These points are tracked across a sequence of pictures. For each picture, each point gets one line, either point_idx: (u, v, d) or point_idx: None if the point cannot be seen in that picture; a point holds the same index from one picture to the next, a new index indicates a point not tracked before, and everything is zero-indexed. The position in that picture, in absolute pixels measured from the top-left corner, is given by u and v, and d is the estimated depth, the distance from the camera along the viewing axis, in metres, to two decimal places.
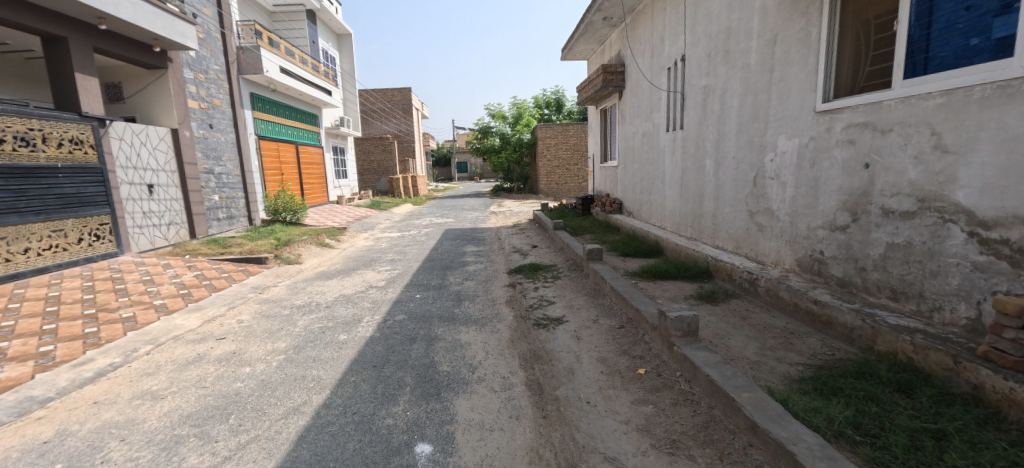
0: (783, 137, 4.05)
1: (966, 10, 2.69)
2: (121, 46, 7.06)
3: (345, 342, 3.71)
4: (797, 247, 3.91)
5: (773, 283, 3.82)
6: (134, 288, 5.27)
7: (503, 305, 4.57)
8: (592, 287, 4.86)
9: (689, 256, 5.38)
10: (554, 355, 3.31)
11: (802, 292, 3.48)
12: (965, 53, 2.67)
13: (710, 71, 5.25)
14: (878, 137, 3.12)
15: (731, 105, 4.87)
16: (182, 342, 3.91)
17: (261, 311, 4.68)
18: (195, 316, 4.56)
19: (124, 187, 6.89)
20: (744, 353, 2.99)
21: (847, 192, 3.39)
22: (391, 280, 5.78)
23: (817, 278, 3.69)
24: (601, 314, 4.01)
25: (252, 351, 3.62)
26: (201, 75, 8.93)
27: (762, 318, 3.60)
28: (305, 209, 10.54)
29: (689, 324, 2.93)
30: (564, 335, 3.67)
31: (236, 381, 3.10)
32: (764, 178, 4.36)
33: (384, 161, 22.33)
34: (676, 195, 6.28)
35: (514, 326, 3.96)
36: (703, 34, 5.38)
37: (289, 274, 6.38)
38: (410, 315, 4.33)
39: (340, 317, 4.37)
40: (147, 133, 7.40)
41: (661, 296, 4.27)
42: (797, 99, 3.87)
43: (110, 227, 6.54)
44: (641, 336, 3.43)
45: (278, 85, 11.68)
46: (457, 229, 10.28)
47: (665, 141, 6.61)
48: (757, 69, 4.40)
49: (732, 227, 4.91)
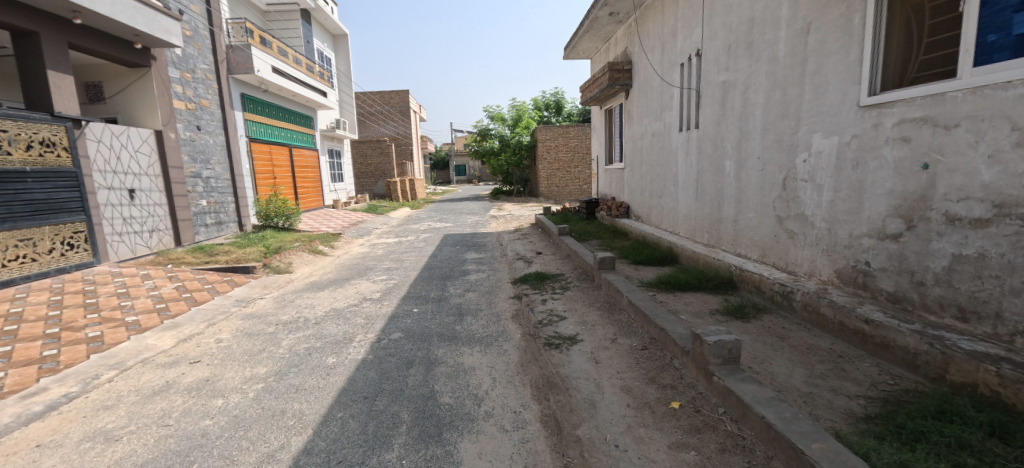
0: (819, 135, 3.67)
1: (984, 6, 2.58)
2: (99, 42, 6.62)
3: (334, 367, 3.29)
4: (837, 256, 3.51)
5: (812, 298, 3.42)
6: (107, 302, 4.87)
7: (510, 320, 4.16)
8: (606, 299, 4.45)
9: (709, 265, 4.98)
10: (570, 383, 2.91)
11: (849, 309, 3.08)
12: (985, 49, 2.56)
13: (730, 66, 4.88)
14: (940, 134, 2.73)
15: (755, 101, 4.48)
16: (151, 367, 3.51)
17: (243, 329, 4.26)
18: (169, 335, 4.14)
19: (102, 192, 6.48)
20: (792, 383, 2.59)
21: (899, 195, 2.99)
22: (387, 291, 5.36)
23: (862, 292, 3.30)
24: (620, 333, 3.60)
25: (227, 379, 3.19)
26: (188, 74, 8.50)
27: (803, 338, 3.20)
28: (298, 213, 10.08)
29: (730, 350, 2.51)
30: (580, 357, 3.27)
31: (205, 418, 2.69)
32: (795, 180, 3.97)
33: (381, 165, 21.89)
34: (691, 198, 5.90)
35: (523, 347, 3.54)
36: (722, 26, 5.00)
37: (277, 284, 5.95)
38: (406, 333, 3.91)
39: (330, 335, 3.94)
40: (128, 135, 6.99)
41: (684, 311, 3.87)
42: (837, 93, 3.49)
43: (86, 235, 6.13)
44: (668, 360, 3.02)
45: (270, 85, 11.26)
46: (457, 235, 9.83)
47: (678, 141, 6.22)
48: (786, 61, 4.01)
49: (757, 233, 4.52)
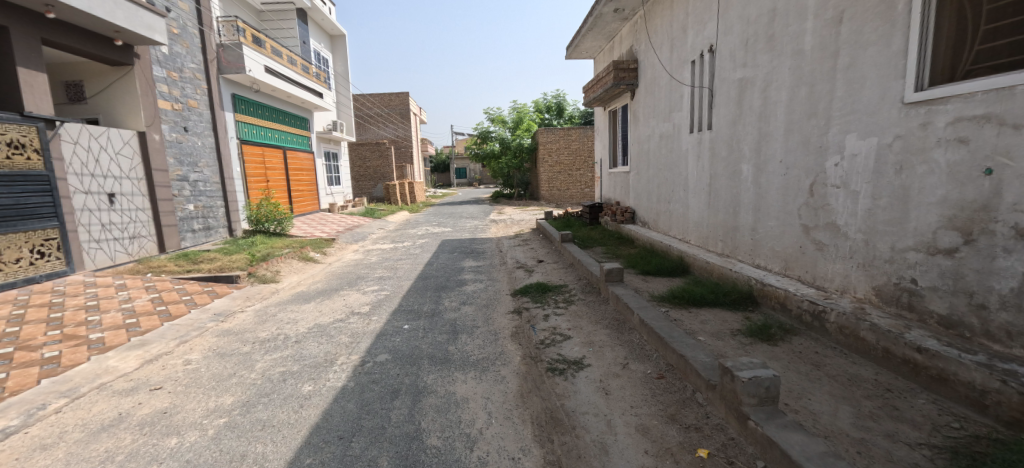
0: (854, 136, 3.29)
1: None
2: (76, 39, 6.26)
3: (309, 397, 2.90)
4: (875, 272, 3.14)
5: (848, 320, 3.03)
6: (72, 317, 4.49)
7: (508, 340, 3.77)
8: (614, 315, 4.06)
9: (724, 277, 4.60)
10: (576, 420, 2.52)
11: (896, 335, 2.70)
12: None
13: (748, 62, 4.50)
14: (1007, 134, 2.38)
15: (777, 100, 4.10)
16: (107, 394, 3.13)
17: (215, 348, 3.88)
18: (133, 355, 3.75)
19: (78, 196, 6.14)
20: (838, 426, 2.21)
21: (956, 204, 2.63)
22: (377, 304, 4.97)
23: (907, 314, 2.93)
24: (632, 357, 3.21)
25: (186, 413, 2.80)
26: (174, 73, 8.15)
27: (842, 367, 2.82)
28: (290, 217, 9.72)
29: (768, 389, 2.13)
30: (588, 387, 2.88)
31: (153, 463, 2.31)
32: (824, 186, 3.59)
33: (380, 167, 21.54)
34: (702, 204, 5.52)
35: (522, 373, 3.15)
36: (739, 19, 4.63)
37: (260, 295, 5.57)
38: (394, 355, 3.52)
39: (309, 357, 3.55)
40: (108, 136, 6.64)
41: (702, 332, 3.48)
42: (876, 89, 3.11)
43: (58, 242, 5.77)
44: (689, 393, 2.63)
45: (263, 85, 10.89)
46: (456, 241, 9.43)
47: (689, 143, 5.85)
48: (814, 54, 3.63)
49: (779, 243, 4.13)
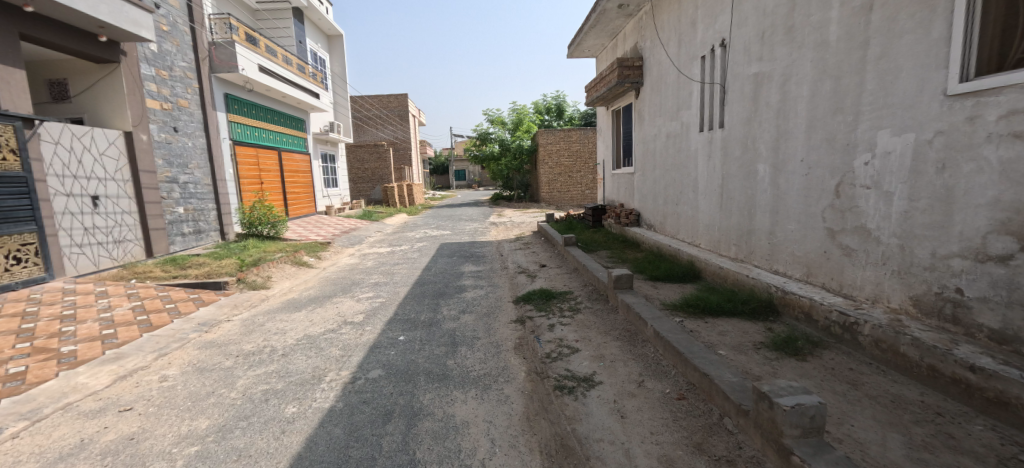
0: (887, 133, 3.03)
1: None
2: (56, 34, 5.99)
3: (291, 421, 2.62)
4: (913, 281, 2.88)
5: (885, 333, 2.77)
6: (45, 328, 4.20)
7: (512, 353, 3.49)
8: (625, 326, 3.79)
9: (740, 283, 4.33)
10: (590, 450, 2.25)
11: (944, 351, 2.44)
12: None
13: (764, 55, 4.25)
14: None
15: (798, 95, 3.84)
16: (71, 416, 2.85)
17: (195, 363, 3.60)
18: (106, 371, 3.46)
19: (59, 199, 5.87)
20: (891, 459, 1.95)
21: (1010, 206, 2.37)
22: (372, 313, 4.68)
23: (952, 326, 2.67)
24: (648, 374, 2.93)
25: (154, 439, 2.52)
26: (164, 71, 7.88)
27: (882, 386, 2.55)
28: (285, 221, 9.45)
29: (813, 419, 1.86)
30: (601, 409, 2.61)
31: None
32: (852, 187, 3.32)
33: (378, 169, 21.25)
34: (714, 206, 5.26)
35: (528, 391, 2.87)
36: (755, 10, 4.38)
37: (249, 303, 5.28)
38: (388, 370, 3.24)
39: (296, 373, 3.27)
40: (92, 136, 6.37)
41: (721, 345, 3.21)
42: (912, 80, 2.85)
43: (37, 247, 5.49)
44: (716, 416, 2.36)
45: (256, 85, 10.63)
46: (455, 244, 9.14)
47: (699, 142, 5.58)
48: (840, 45, 3.38)
49: (800, 248, 3.87)
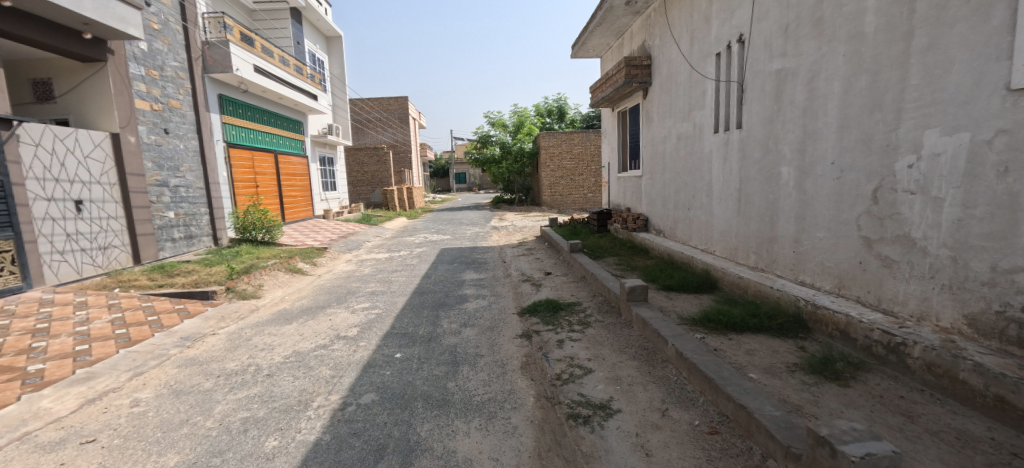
0: (936, 132, 2.73)
1: None
2: (37, 30, 5.71)
3: (271, 458, 2.31)
4: (968, 297, 2.58)
5: (940, 356, 2.47)
6: (13, 344, 3.89)
7: (518, 374, 3.18)
8: (641, 344, 3.47)
9: (762, 295, 4.03)
10: None
11: (1016, 380, 2.13)
12: None
13: (788, 50, 3.96)
14: None
15: (827, 92, 3.55)
16: (26, 449, 2.54)
17: (172, 384, 3.29)
18: (73, 394, 3.15)
19: (39, 203, 5.57)
20: None
21: None
22: (367, 326, 4.37)
23: (1018, 350, 2.36)
24: (672, 402, 2.62)
25: None
26: (154, 71, 7.60)
27: (944, 419, 2.24)
28: (280, 225, 9.17)
29: None
30: (622, 443, 2.30)
31: None
32: (893, 192, 3.02)
33: (378, 173, 20.96)
34: (730, 211, 4.96)
35: (538, 421, 2.57)
36: (777, 2, 4.09)
37: (237, 315, 4.97)
38: (382, 395, 2.93)
39: (280, 398, 2.96)
40: (76, 138, 6.09)
41: (751, 367, 2.90)
42: (967, 74, 2.55)
43: (13, 255, 5.19)
44: (757, 457, 2.05)
45: (252, 86, 10.34)
46: (456, 250, 8.82)
47: (713, 143, 5.29)
48: (878, 38, 3.09)
49: (830, 257, 3.56)
